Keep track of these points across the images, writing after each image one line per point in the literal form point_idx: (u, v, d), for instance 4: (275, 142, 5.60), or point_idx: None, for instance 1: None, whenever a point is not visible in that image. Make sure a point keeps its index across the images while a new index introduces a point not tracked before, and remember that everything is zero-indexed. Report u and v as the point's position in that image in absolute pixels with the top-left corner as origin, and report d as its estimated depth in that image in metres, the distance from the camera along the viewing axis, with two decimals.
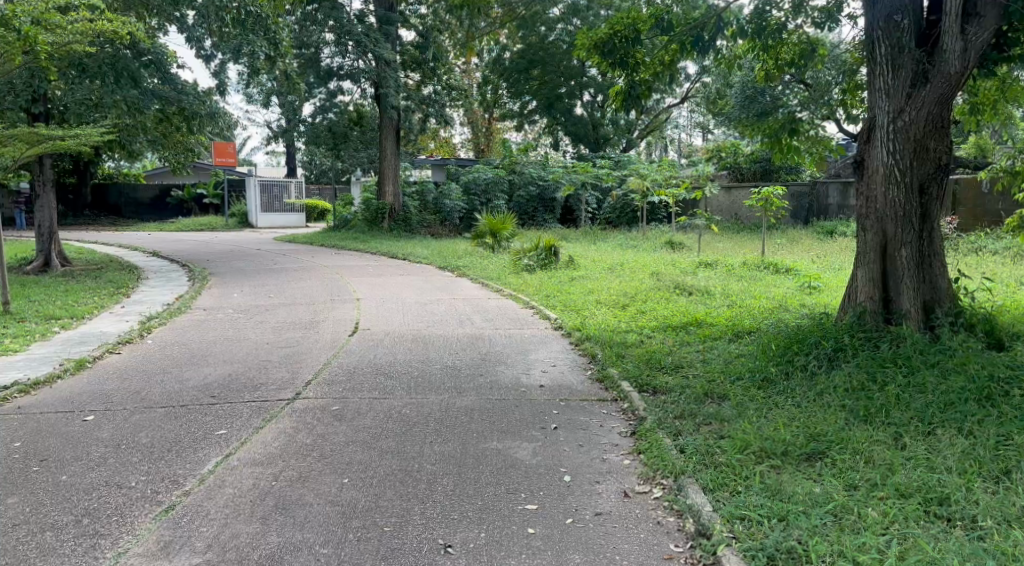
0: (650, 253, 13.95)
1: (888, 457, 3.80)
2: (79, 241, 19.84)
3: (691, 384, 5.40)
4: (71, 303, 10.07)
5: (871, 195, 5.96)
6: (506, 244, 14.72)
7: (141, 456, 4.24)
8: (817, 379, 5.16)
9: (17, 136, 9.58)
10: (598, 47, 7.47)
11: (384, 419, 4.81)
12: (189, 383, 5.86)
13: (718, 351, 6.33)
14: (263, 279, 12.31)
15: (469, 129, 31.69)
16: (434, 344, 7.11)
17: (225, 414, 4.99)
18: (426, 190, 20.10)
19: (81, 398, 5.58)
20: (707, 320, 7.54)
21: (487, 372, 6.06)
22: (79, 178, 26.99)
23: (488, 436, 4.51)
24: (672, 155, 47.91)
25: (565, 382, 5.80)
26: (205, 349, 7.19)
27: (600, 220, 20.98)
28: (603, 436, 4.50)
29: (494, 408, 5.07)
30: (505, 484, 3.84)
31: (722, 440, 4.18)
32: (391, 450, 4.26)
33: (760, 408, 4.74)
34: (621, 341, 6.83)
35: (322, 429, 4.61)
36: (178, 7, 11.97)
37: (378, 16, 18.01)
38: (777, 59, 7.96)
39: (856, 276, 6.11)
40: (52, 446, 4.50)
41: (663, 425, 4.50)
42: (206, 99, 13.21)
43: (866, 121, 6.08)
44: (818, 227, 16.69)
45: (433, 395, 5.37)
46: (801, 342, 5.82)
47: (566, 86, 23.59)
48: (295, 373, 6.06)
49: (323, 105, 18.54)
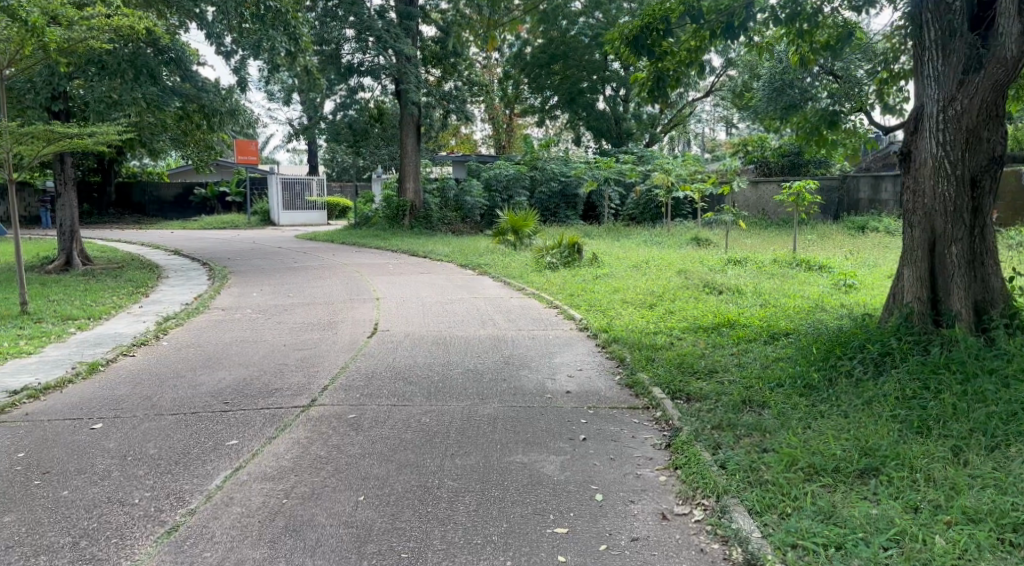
0: (677, 250, 13.61)
1: (951, 476, 3.49)
2: (103, 241, 19.41)
3: (729, 391, 5.11)
4: (89, 303, 9.93)
5: (918, 189, 5.62)
6: (529, 241, 14.45)
7: (147, 469, 4.02)
8: (863, 387, 4.85)
9: (33, 134, 9.47)
10: (630, 41, 7.13)
11: (402, 429, 4.56)
12: (202, 388, 5.64)
13: (754, 354, 6.02)
14: (283, 278, 12.13)
15: (490, 125, 31.49)
16: (456, 346, 6.85)
17: (237, 422, 4.77)
18: (447, 186, 19.84)
19: (91, 404, 5.38)
20: (740, 320, 7.21)
21: (510, 377, 5.78)
22: (104, 176, 27.17)
23: (512, 448, 4.24)
24: (694, 149, 47.31)
25: (592, 388, 5.52)
26: (221, 351, 6.97)
27: (623, 216, 20.61)
28: (636, 449, 4.22)
29: (519, 416, 4.80)
30: (532, 504, 3.57)
31: (766, 454, 3.92)
32: (409, 464, 4.00)
33: (803, 420, 4.45)
34: (651, 343, 6.53)
35: (338, 440, 4.36)
36: (197, 3, 11.82)
37: (398, 11, 17.81)
38: (812, 43, 7.58)
39: (903, 275, 5.77)
40: (56, 456, 4.29)
41: (701, 437, 4.20)
42: (226, 97, 13.07)
43: (913, 110, 5.75)
44: (849, 223, 16.23)
45: (454, 402, 5.11)
46: (844, 346, 5.52)
47: (589, 80, 23.19)
48: (312, 378, 5.83)
49: (344, 102, 18.19)
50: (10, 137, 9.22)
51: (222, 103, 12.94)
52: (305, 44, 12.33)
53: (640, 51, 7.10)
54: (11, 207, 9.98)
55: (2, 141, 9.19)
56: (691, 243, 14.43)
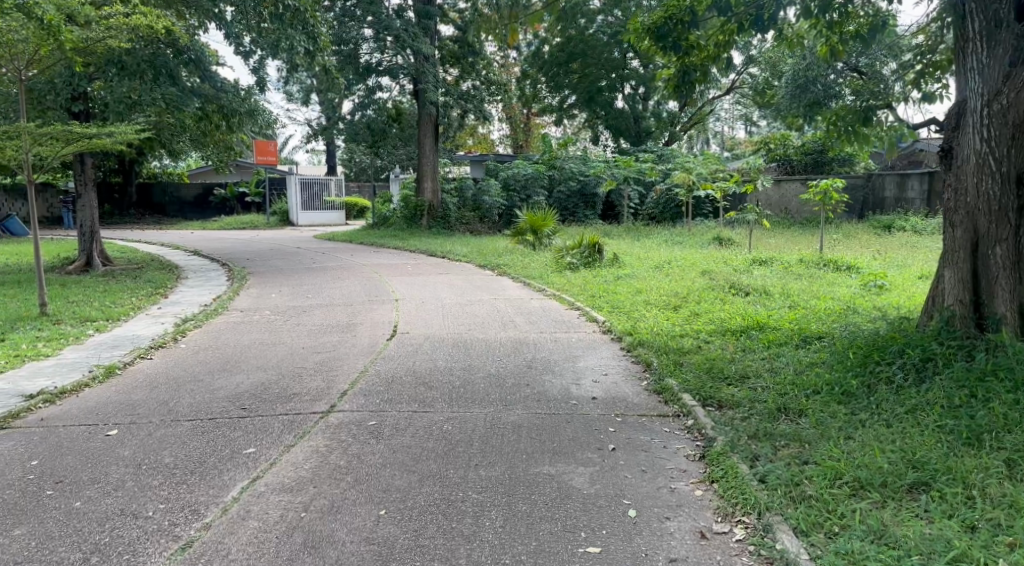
0: (700, 250, 13.35)
1: (1008, 492, 3.36)
2: (123, 241, 19.50)
3: (763, 399, 4.94)
4: (108, 304, 9.87)
5: (959, 187, 5.41)
6: (549, 241, 14.25)
7: (162, 479, 3.89)
8: (905, 394, 4.68)
9: (54, 135, 9.42)
10: (653, 31, 6.92)
11: (424, 437, 4.40)
12: (220, 393, 5.52)
13: (787, 359, 5.81)
14: (301, 279, 12.04)
15: (507, 125, 31.32)
16: (477, 350, 6.68)
17: (255, 429, 4.63)
18: (465, 186, 19.68)
19: (107, 409, 5.26)
20: (770, 323, 6.98)
21: (533, 382, 5.60)
22: (125, 177, 27.27)
23: (539, 458, 4.07)
24: (713, 148, 46.93)
25: (620, 394, 5.33)
26: (239, 354, 6.85)
27: (643, 216, 20.34)
28: (668, 460, 4.06)
29: (544, 424, 4.63)
30: (563, 520, 3.41)
31: (808, 467, 3.80)
32: (432, 475, 3.85)
33: (844, 429, 4.30)
34: (678, 346, 6.35)
35: (358, 449, 4.21)
36: (216, 2, 11.79)
37: (417, 10, 17.65)
38: (841, 33, 7.34)
39: (943, 276, 5.56)
40: (69, 465, 4.18)
41: (737, 448, 4.07)
42: (245, 97, 13.00)
43: (954, 104, 5.53)
44: (874, 222, 15.90)
45: (476, 409, 4.95)
46: (881, 350, 5.34)
47: (607, 79, 22.93)
48: (331, 382, 5.69)
49: (362, 102, 18.16)
50: (29, 137, 9.18)
51: (241, 104, 12.86)
52: (324, 43, 12.18)
53: (663, 42, 6.90)
54: (30, 208, 9.94)
55: (21, 141, 9.14)
56: (714, 243, 14.18)
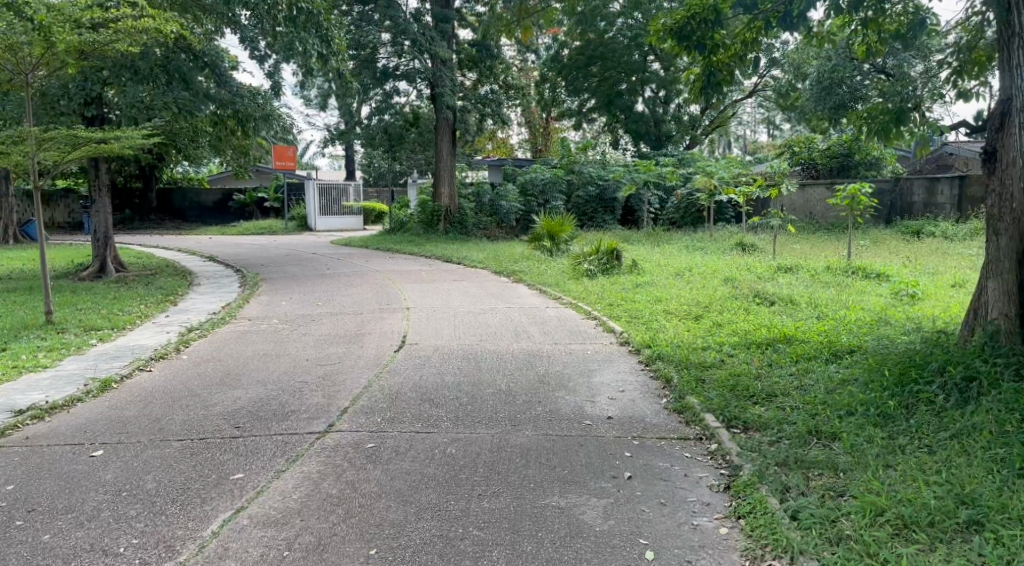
0: (721, 256, 12.97)
1: None
2: (140, 247, 19.40)
3: (792, 420, 4.60)
4: (116, 312, 9.65)
5: (1004, 192, 5.02)
6: (566, 247, 13.92)
7: (140, 508, 3.63)
8: (949, 418, 4.30)
9: (60, 140, 9.17)
10: (674, 32, 6.62)
11: (426, 462, 4.09)
12: (215, 409, 5.23)
13: (817, 375, 5.42)
14: (314, 285, 11.83)
15: (527, 128, 31.14)
16: (488, 363, 6.36)
17: (247, 451, 4.34)
18: (482, 191, 19.46)
19: (96, 427, 5.00)
20: (797, 335, 6.59)
21: (546, 400, 5.27)
22: (146, 182, 27.34)
23: (547, 488, 3.76)
24: (735, 152, 46.44)
25: (636, 413, 4.99)
26: (241, 366, 6.57)
27: (664, 221, 19.94)
28: (690, 492, 3.75)
29: (555, 448, 4.30)
30: (570, 563, 3.16)
31: (844, 502, 3.49)
32: (431, 507, 3.57)
33: (882, 456, 3.96)
34: (700, 361, 5.99)
35: (354, 475, 3.93)
36: (232, 8, 11.36)
37: (434, 14, 17.42)
38: (878, 31, 6.91)
39: (985, 288, 5.18)
40: (46, 490, 3.91)
41: (766, 478, 3.75)
42: (262, 103, 12.74)
43: (998, 103, 5.13)
44: (903, 228, 15.45)
45: (482, 430, 4.61)
46: (920, 367, 4.96)
47: (628, 82, 22.48)
48: (332, 399, 5.38)
49: (380, 107, 17.78)
50: (35, 142, 8.94)
51: (257, 109, 12.62)
52: (338, 47, 11.91)
53: (685, 43, 6.60)
54: (36, 214, 9.72)
55: (27, 147, 8.91)
56: (737, 250, 13.77)
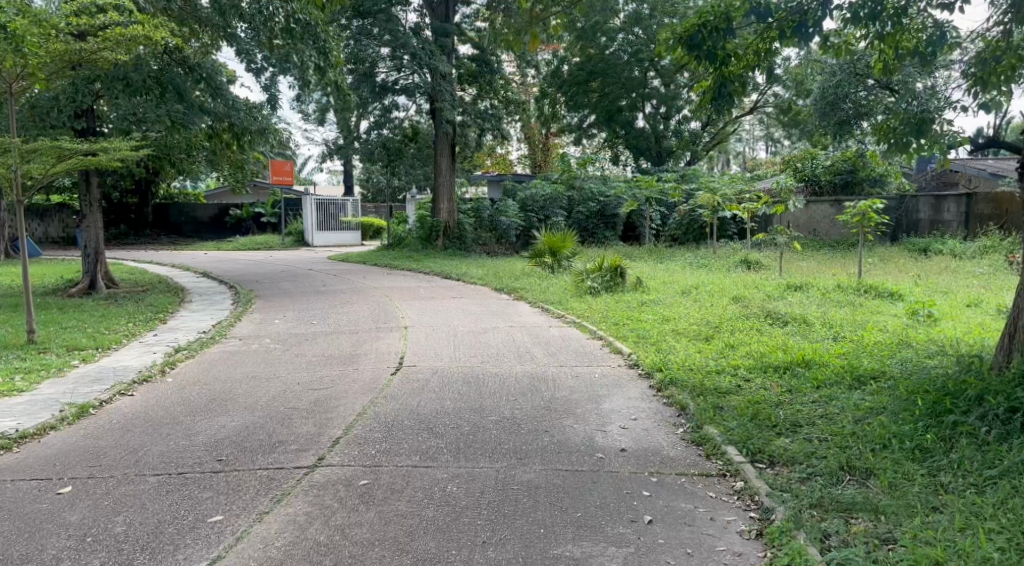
0: (727, 274, 12.63)
1: None
2: (134, 263, 18.97)
3: (822, 453, 4.23)
4: (102, 331, 9.25)
5: None
6: (567, 264, 13.56)
7: (105, 558, 3.31)
8: (994, 453, 3.93)
9: (43, 152, 8.71)
10: (685, 41, 6.11)
11: (424, 501, 3.72)
12: (197, 439, 4.85)
13: (842, 403, 5.04)
14: (309, 303, 11.43)
15: (526, 145, 31.07)
16: (489, 387, 5.97)
17: (229, 488, 3.97)
18: (482, 206, 19.16)
19: (67, 459, 4.60)
20: (816, 358, 6.21)
21: (554, 429, 4.90)
22: (141, 198, 27.12)
23: (558, 534, 3.43)
24: (736, 168, 46.15)
25: (651, 446, 4.61)
26: (228, 391, 6.18)
27: (666, 237, 19.40)
28: (718, 539, 3.41)
29: (566, 485, 3.93)
30: None
31: (893, 552, 3.16)
32: (430, 558, 3.24)
33: (926, 496, 3.61)
34: (715, 386, 5.60)
35: (344, 518, 3.57)
36: (229, 21, 10.92)
37: (433, 29, 17.20)
38: (897, 48, 6.44)
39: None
40: (5, 533, 3.56)
41: (803, 524, 3.41)
42: (257, 116, 12.34)
43: None
44: (910, 245, 15.10)
45: (485, 463, 4.24)
46: (955, 396, 4.57)
47: (627, 98, 22.18)
48: (324, 427, 5.00)
49: (379, 121, 17.48)
50: (17, 155, 8.50)
51: (252, 122, 12.23)
52: (336, 58, 11.42)
53: (696, 53, 6.06)
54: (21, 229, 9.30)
55: (9, 159, 8.47)
56: (742, 267, 13.44)
